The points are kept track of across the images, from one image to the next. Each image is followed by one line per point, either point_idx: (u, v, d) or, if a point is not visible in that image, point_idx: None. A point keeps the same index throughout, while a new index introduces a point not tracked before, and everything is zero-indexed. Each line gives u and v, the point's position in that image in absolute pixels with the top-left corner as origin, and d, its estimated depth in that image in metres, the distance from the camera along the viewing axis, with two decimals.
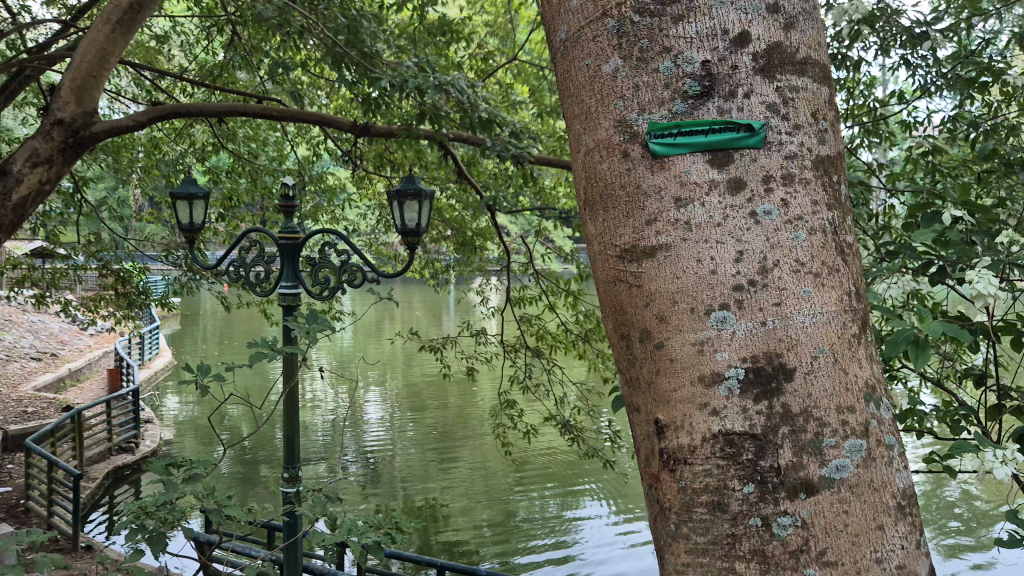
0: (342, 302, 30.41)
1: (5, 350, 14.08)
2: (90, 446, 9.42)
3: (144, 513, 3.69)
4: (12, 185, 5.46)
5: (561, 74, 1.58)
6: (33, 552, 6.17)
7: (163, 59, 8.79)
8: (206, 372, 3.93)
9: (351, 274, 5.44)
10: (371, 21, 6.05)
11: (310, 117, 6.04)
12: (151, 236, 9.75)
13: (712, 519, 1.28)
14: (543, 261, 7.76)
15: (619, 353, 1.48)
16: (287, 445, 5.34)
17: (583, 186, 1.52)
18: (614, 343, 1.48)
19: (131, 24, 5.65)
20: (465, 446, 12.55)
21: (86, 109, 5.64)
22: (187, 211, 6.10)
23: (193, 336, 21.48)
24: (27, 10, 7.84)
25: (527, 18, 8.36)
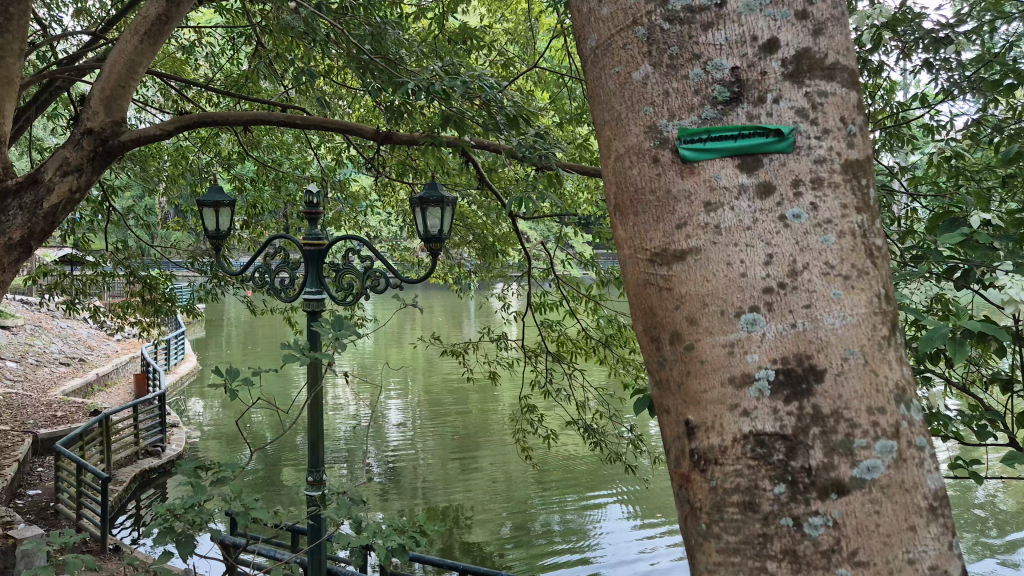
0: (364, 308, 30.57)
1: (34, 355, 14.28)
2: (118, 451, 9.54)
3: (172, 515, 3.74)
4: (43, 194, 5.53)
5: (591, 81, 1.61)
6: (64, 553, 6.27)
7: (189, 68, 8.92)
8: (233, 376, 3.98)
9: (374, 280, 5.48)
10: (394, 29, 6.11)
11: (334, 125, 6.11)
12: (177, 243, 9.88)
13: (743, 519, 1.30)
14: (564, 267, 7.78)
15: (650, 355, 1.50)
16: (312, 449, 5.38)
17: (613, 191, 1.55)
18: (645, 345, 1.50)
19: (158, 36, 5.91)
20: (486, 450, 12.56)
21: (114, 119, 5.76)
22: (213, 218, 6.17)
23: (217, 342, 21.70)
24: (58, 22, 8.00)
25: (547, 26, 8.42)
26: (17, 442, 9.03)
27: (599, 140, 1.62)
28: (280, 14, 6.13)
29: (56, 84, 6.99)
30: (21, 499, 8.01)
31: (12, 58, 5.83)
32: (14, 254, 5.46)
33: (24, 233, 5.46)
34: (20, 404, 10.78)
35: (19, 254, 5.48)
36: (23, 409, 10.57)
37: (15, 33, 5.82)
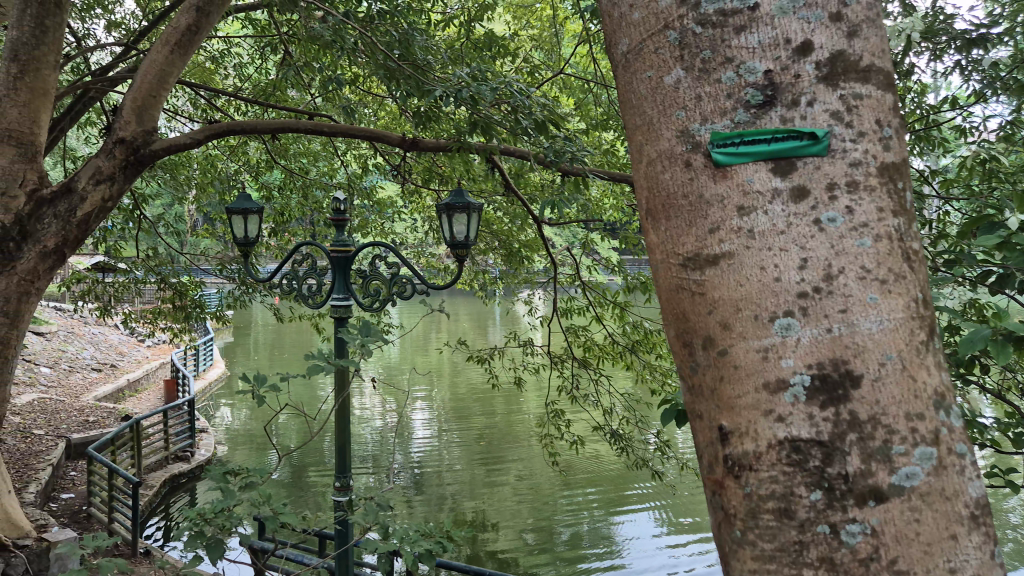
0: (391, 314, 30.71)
1: (67, 361, 14.51)
2: (149, 456, 9.65)
3: (202, 519, 3.78)
4: (76, 202, 5.63)
5: (623, 86, 1.62)
6: (98, 556, 6.35)
7: (218, 78, 9.04)
8: (262, 382, 4.01)
9: (401, 286, 5.51)
10: (421, 37, 6.15)
11: (361, 132, 6.15)
12: (206, 250, 9.99)
13: (779, 526, 1.29)
14: (590, 272, 7.77)
15: (682, 360, 1.49)
16: (339, 454, 5.41)
17: (645, 196, 1.55)
18: (677, 350, 1.50)
19: (189, 46, 6.01)
20: (512, 457, 12.54)
21: (145, 128, 5.85)
22: (242, 225, 6.24)
23: (245, 347, 21.91)
24: (92, 33, 8.15)
25: (573, 32, 8.43)
26: (51, 446, 9.18)
27: (630, 144, 1.62)
28: (308, 23, 6.19)
29: (89, 95, 7.12)
30: (55, 502, 8.13)
31: (48, 69, 5.96)
32: (49, 261, 5.65)
33: (59, 241, 5.62)
34: (54, 409, 10.96)
35: (54, 261, 5.66)
36: (57, 414, 10.74)
37: (50, 45, 5.95)
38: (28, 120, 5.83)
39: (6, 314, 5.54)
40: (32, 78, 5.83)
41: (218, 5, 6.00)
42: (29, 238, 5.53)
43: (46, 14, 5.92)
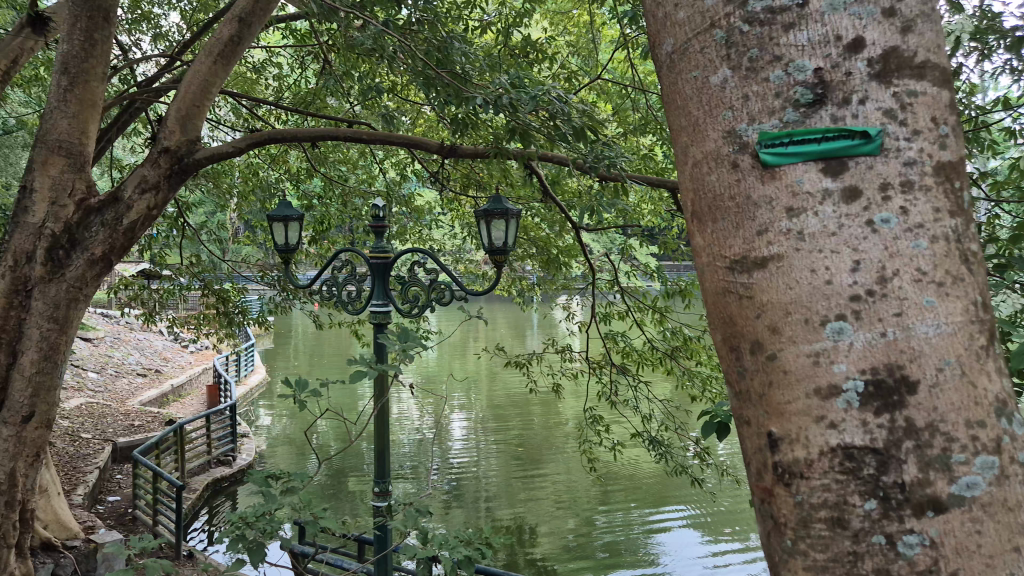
0: (429, 320, 30.85)
1: (114, 366, 14.82)
2: (192, 460, 9.79)
3: (244, 523, 3.82)
4: (123, 211, 5.72)
5: (667, 87, 1.60)
6: (144, 558, 6.46)
7: (259, 87, 9.18)
8: (303, 388, 4.05)
9: (440, 292, 5.52)
10: (459, 44, 6.18)
11: (400, 140, 6.19)
12: (248, 257, 10.13)
13: (832, 536, 1.26)
14: (628, 278, 7.72)
15: (729, 365, 1.47)
16: (378, 459, 5.44)
17: (690, 198, 1.53)
18: (724, 355, 1.48)
19: (231, 56, 6.12)
20: (550, 463, 12.49)
21: (190, 138, 5.97)
22: (283, 232, 6.32)
23: (285, 353, 22.16)
24: (138, 46, 8.33)
25: (611, 37, 8.40)
26: (98, 450, 9.37)
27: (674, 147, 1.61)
28: (347, 32, 6.25)
29: (135, 106, 7.25)
30: (102, 505, 8.30)
31: (96, 81, 6.09)
32: (97, 268, 5.77)
33: (106, 249, 5.72)
34: (101, 413, 11.19)
35: (101, 268, 5.77)
36: (104, 418, 10.97)
37: (98, 58, 6.07)
38: (77, 130, 5.99)
39: (55, 321, 5.70)
40: (81, 90, 5.97)
41: (260, 16, 6.11)
42: (78, 246, 5.70)
43: (95, 28, 6.06)
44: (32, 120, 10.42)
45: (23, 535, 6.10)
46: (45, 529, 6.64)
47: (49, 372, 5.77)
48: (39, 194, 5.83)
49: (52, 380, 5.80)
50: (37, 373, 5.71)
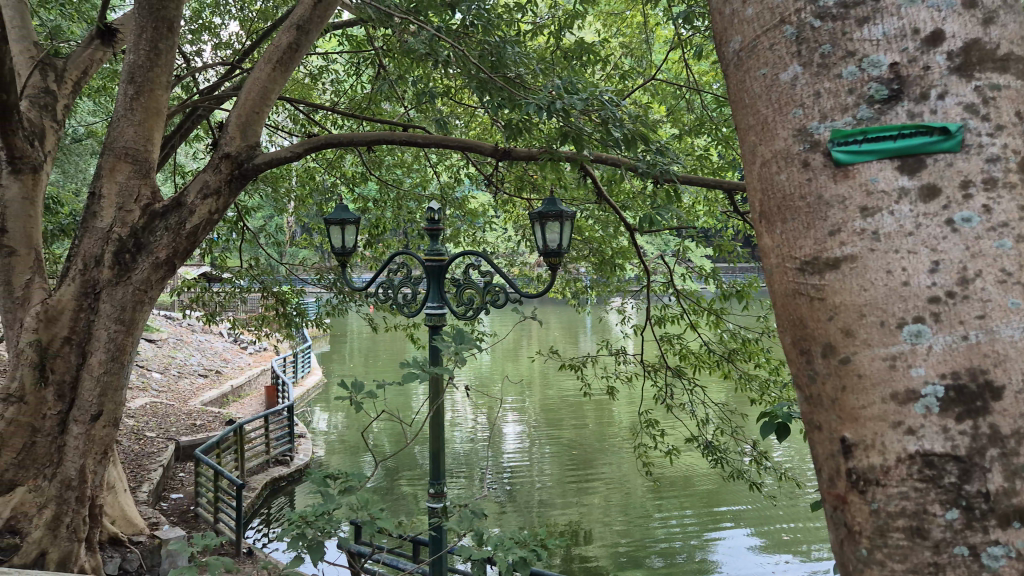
0: (482, 323, 30.96)
1: (176, 367, 15.22)
2: (251, 459, 9.99)
3: (303, 522, 3.87)
4: (185, 215, 5.90)
5: (733, 85, 1.58)
6: (207, 554, 6.61)
7: (316, 93, 9.33)
8: (359, 389, 4.09)
9: (495, 295, 5.53)
10: (513, 47, 6.18)
11: (454, 143, 6.22)
12: (305, 260, 10.31)
13: (911, 546, 1.22)
14: (683, 280, 7.63)
15: (799, 369, 1.44)
16: (433, 460, 5.48)
17: (758, 198, 1.51)
18: (793, 358, 1.45)
19: (289, 63, 6.25)
20: (604, 467, 12.42)
21: (249, 143, 6.08)
22: (340, 235, 6.41)
23: (341, 355, 22.49)
24: (200, 55, 8.55)
25: (664, 38, 8.33)
26: (162, 448, 9.62)
27: (742, 146, 1.59)
28: (402, 37, 6.31)
29: (197, 112, 7.42)
30: (165, 502, 8.53)
31: (161, 90, 6.26)
32: (161, 271, 5.94)
33: (169, 252, 5.90)
34: (165, 412, 11.50)
35: (166, 271, 5.95)
36: (167, 417, 11.27)
37: (162, 67, 6.23)
38: (143, 138, 6.20)
39: (122, 323, 5.88)
40: (147, 99, 6.16)
41: (316, 24, 6.29)
42: (144, 250, 5.87)
43: (159, 38, 6.20)
44: (100, 128, 10.78)
45: (93, 529, 6.35)
46: (113, 524, 6.85)
47: (116, 373, 5.96)
48: (106, 200, 6.03)
49: (119, 380, 6.00)
50: (105, 374, 5.91)
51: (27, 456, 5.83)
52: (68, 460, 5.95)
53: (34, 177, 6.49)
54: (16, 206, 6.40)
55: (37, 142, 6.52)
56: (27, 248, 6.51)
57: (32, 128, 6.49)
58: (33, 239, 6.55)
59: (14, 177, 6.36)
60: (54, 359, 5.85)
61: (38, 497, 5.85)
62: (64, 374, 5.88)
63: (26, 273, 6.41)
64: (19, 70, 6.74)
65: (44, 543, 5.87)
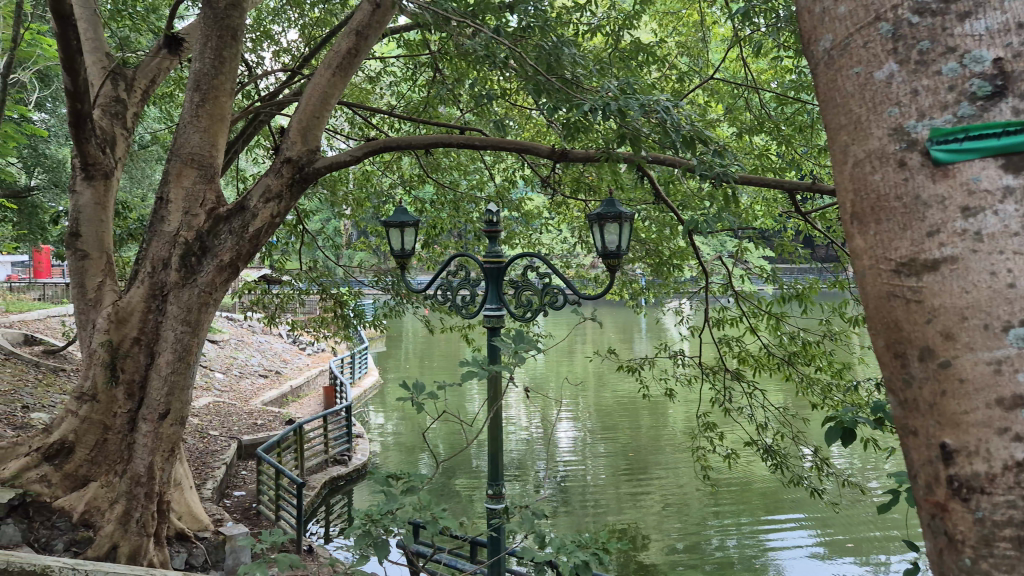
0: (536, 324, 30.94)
1: (238, 367, 15.57)
2: (310, 458, 10.17)
3: (369, 520, 4.01)
4: (249, 219, 6.00)
5: (822, 85, 1.60)
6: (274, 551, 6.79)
7: (373, 97, 9.46)
8: (421, 390, 4.14)
9: (553, 296, 5.54)
10: (570, 48, 6.18)
11: (511, 145, 6.24)
12: (363, 262, 10.45)
13: (1019, 557, 1.24)
14: (742, 282, 7.53)
15: (893, 373, 1.45)
16: (492, 461, 5.51)
17: (849, 199, 1.52)
18: (886, 363, 1.46)
19: (348, 68, 6.35)
20: (659, 470, 12.31)
21: (310, 148, 6.18)
22: (399, 237, 6.49)
23: (397, 356, 22.73)
24: (261, 62, 8.74)
25: (722, 36, 8.23)
26: (225, 446, 9.85)
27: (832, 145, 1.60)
28: (459, 41, 6.35)
29: (259, 118, 7.58)
30: (229, 499, 8.74)
31: (225, 96, 6.39)
32: (225, 274, 6.07)
33: (233, 256, 6.01)
34: (228, 412, 11.77)
35: (229, 274, 6.06)
36: (230, 416, 11.54)
37: (227, 74, 6.35)
38: (207, 144, 6.36)
39: (188, 324, 6.04)
40: (212, 106, 6.30)
41: (375, 28, 6.36)
42: (209, 253, 6.03)
43: (224, 46, 6.33)
44: (167, 135, 11.10)
45: (159, 526, 6.38)
46: (179, 520, 7.02)
47: (183, 372, 6.11)
48: (173, 204, 6.23)
49: (185, 379, 6.13)
50: (172, 373, 6.06)
51: (100, 453, 6.23)
52: (137, 457, 6.12)
53: (105, 183, 6.70)
54: (89, 210, 6.65)
55: (108, 149, 6.76)
56: (99, 252, 6.74)
57: (104, 137, 6.75)
58: (104, 243, 6.78)
59: (86, 184, 6.60)
60: (125, 360, 6.14)
61: (110, 492, 6.21)
62: (133, 375, 6.16)
63: (97, 276, 6.64)
64: (92, 80, 6.99)
65: (115, 537, 6.04)
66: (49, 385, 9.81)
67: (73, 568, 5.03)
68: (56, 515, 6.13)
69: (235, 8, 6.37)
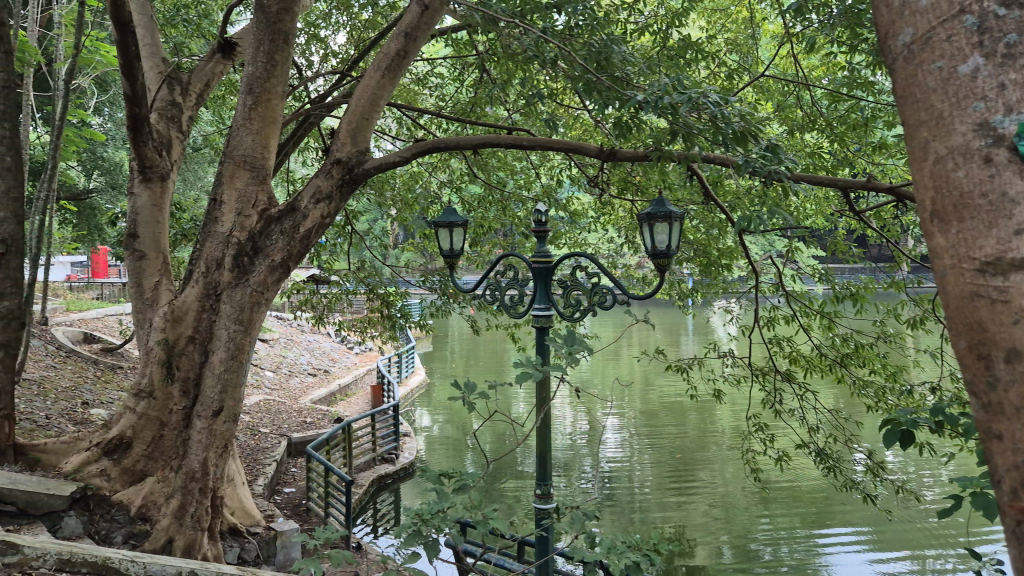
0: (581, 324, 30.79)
1: (287, 366, 15.80)
2: (358, 456, 10.28)
3: (419, 519, 3.97)
4: (299, 220, 6.09)
5: (901, 79, 1.77)
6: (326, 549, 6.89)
7: (421, 98, 9.55)
8: (472, 389, 4.15)
9: (602, 296, 5.52)
10: (619, 47, 6.16)
11: (559, 145, 6.23)
12: (410, 262, 10.54)
13: None
14: (794, 281, 7.41)
15: (975, 375, 1.60)
16: (540, 461, 5.50)
17: (931, 197, 1.69)
18: (968, 362, 1.62)
19: (397, 69, 6.40)
20: (706, 472, 12.18)
21: (359, 149, 6.24)
22: (448, 238, 6.52)
23: (442, 356, 22.83)
24: (312, 65, 8.88)
25: (772, 33, 8.13)
26: (275, 443, 10.01)
27: (910, 141, 1.78)
28: (508, 41, 6.38)
29: (309, 120, 7.69)
30: (280, 495, 8.88)
31: (277, 99, 6.49)
32: (276, 274, 6.17)
33: (284, 256, 6.11)
34: (277, 409, 11.95)
35: (281, 274, 6.16)
36: (280, 414, 11.71)
37: (278, 77, 6.45)
38: (259, 146, 6.46)
39: (241, 323, 6.15)
40: (264, 108, 6.41)
41: (423, 29, 6.41)
42: (260, 253, 6.14)
43: (275, 50, 6.43)
44: (219, 138, 11.33)
45: (213, 520, 6.49)
46: (233, 515, 7.15)
47: (236, 370, 6.22)
48: (226, 205, 6.35)
49: (238, 377, 6.24)
50: (225, 371, 6.17)
51: (156, 448, 6.37)
52: (192, 453, 6.25)
53: (161, 184, 6.86)
54: (146, 211, 6.80)
55: (164, 152, 6.92)
56: (155, 252, 6.90)
57: (160, 140, 6.90)
58: (161, 243, 6.93)
59: (143, 185, 6.75)
60: (180, 358, 6.29)
61: (166, 487, 6.31)
62: (188, 372, 6.30)
63: (154, 276, 6.79)
64: (149, 85, 7.17)
65: (171, 530, 6.14)
66: (107, 382, 10.08)
67: (132, 559, 5.21)
68: (115, 508, 6.24)
69: (286, 12, 6.47)
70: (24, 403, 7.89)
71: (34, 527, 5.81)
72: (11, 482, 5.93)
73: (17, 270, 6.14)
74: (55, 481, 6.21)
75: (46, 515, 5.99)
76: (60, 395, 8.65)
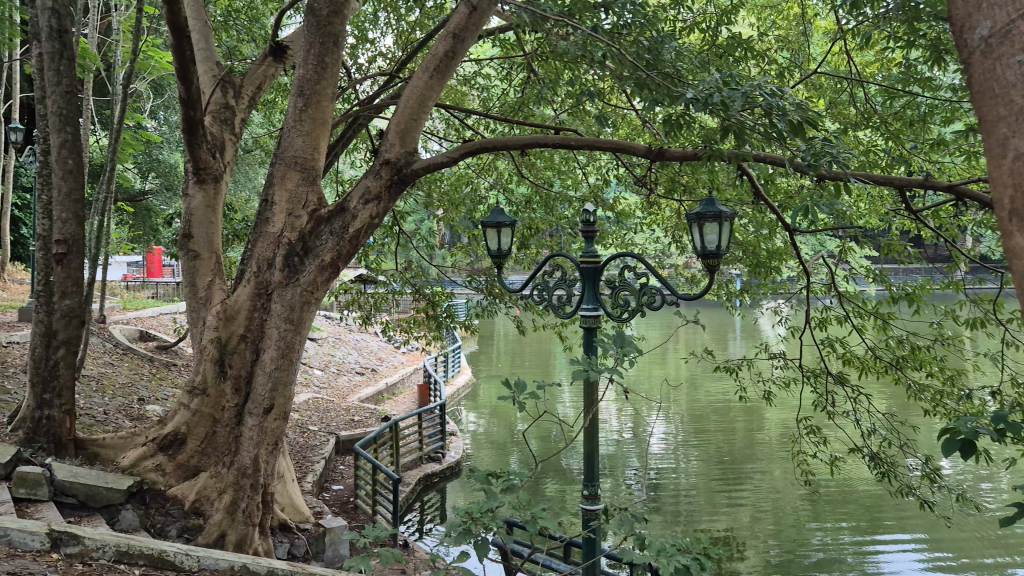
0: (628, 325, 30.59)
1: (335, 365, 16.01)
2: (405, 455, 10.36)
3: (469, 518, 3.98)
4: (349, 220, 6.15)
5: (978, 77, 1.85)
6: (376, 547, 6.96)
7: (468, 99, 9.59)
8: (522, 389, 4.16)
9: (651, 296, 5.47)
10: (669, 45, 6.11)
11: (607, 144, 6.20)
12: (456, 262, 10.59)
13: None
14: (847, 282, 7.26)
15: None
16: (588, 463, 5.48)
17: (1010, 195, 1.74)
18: None
19: (446, 70, 6.43)
20: (754, 475, 12.01)
21: (408, 149, 6.28)
22: (496, 238, 6.53)
23: (487, 356, 22.90)
24: (361, 67, 8.99)
25: (824, 29, 7.99)
26: (324, 441, 10.14)
27: (986, 139, 1.83)
28: (557, 41, 6.37)
29: (358, 122, 7.77)
30: (328, 492, 9.00)
31: (327, 101, 6.57)
32: (326, 274, 6.25)
33: (334, 256, 6.18)
34: (326, 408, 12.11)
35: (331, 274, 6.24)
36: (328, 412, 11.87)
37: (328, 79, 6.53)
38: (310, 147, 6.55)
39: (291, 322, 6.24)
40: (314, 110, 6.49)
41: (472, 30, 6.43)
42: (311, 253, 6.23)
43: (326, 52, 6.51)
44: (270, 141, 11.53)
45: (266, 515, 6.56)
46: (283, 512, 7.25)
47: (286, 369, 6.32)
48: (277, 206, 6.45)
49: (288, 375, 6.34)
50: (276, 370, 6.27)
51: (209, 445, 6.52)
52: (244, 450, 6.37)
53: (215, 186, 6.99)
54: (200, 213, 6.95)
55: (217, 154, 7.06)
56: (209, 253, 7.04)
57: (213, 142, 7.04)
58: (214, 244, 7.07)
59: (198, 187, 6.90)
60: (233, 356, 6.41)
61: (219, 482, 6.44)
62: (241, 370, 6.42)
63: (207, 275, 6.93)
64: (204, 88, 7.32)
65: (223, 525, 6.24)
66: (162, 379, 10.32)
67: (187, 553, 5.35)
68: (170, 503, 6.40)
69: (336, 15, 6.55)
70: (83, 399, 8.12)
71: (93, 519, 5.97)
72: (71, 475, 6.11)
73: (77, 270, 6.32)
74: (113, 475, 6.37)
75: (105, 507, 6.15)
76: (118, 392, 8.89)
